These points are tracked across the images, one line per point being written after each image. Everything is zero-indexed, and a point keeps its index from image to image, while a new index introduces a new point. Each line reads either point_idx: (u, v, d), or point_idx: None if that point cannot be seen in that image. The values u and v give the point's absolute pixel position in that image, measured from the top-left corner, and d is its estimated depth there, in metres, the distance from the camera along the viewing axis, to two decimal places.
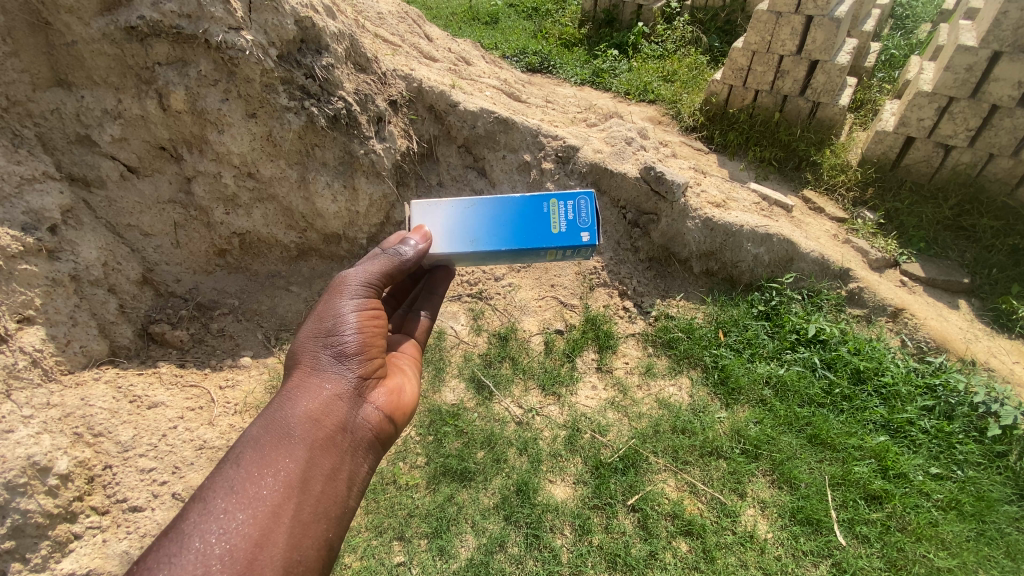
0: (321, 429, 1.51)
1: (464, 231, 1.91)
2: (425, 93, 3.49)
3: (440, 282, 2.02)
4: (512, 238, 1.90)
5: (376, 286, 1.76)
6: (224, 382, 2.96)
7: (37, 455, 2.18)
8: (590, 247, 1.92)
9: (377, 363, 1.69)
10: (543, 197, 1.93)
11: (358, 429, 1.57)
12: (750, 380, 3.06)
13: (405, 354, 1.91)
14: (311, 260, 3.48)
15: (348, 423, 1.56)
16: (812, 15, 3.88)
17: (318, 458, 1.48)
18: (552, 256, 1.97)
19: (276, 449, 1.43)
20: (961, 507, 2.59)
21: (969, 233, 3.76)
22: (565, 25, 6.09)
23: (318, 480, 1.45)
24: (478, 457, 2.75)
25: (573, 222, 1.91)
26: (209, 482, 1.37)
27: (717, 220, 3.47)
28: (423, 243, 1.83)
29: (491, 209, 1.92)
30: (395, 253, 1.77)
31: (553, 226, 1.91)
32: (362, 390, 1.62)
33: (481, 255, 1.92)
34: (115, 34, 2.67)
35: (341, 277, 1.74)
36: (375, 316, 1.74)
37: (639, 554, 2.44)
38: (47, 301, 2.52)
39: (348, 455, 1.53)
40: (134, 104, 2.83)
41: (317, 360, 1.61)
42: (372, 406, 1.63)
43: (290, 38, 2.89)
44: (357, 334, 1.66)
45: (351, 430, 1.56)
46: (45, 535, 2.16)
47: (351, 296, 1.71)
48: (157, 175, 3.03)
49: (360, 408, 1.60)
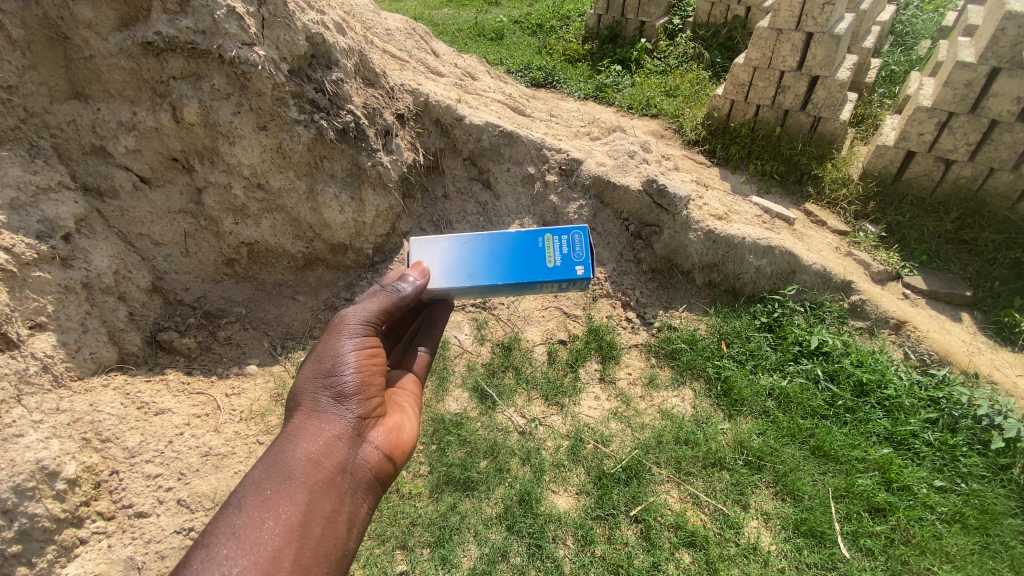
0: (321, 471, 1.53)
1: (461, 267, 1.94)
2: (431, 107, 3.57)
3: (439, 318, 2.08)
4: (508, 272, 1.93)
5: (374, 324, 1.80)
6: (230, 390, 2.99)
7: (46, 460, 2.21)
8: (585, 280, 1.97)
9: (376, 403, 1.72)
10: (538, 231, 1.98)
11: (358, 470, 1.59)
12: (753, 392, 3.07)
13: (405, 389, 1.93)
14: (318, 270, 3.52)
15: (348, 464, 1.58)
16: (812, 32, 3.95)
17: (319, 500, 1.49)
18: (548, 288, 2.01)
19: (276, 493, 1.45)
20: (964, 520, 2.57)
21: (971, 247, 3.79)
22: (569, 41, 6.20)
23: (318, 523, 1.46)
24: (481, 466, 2.76)
25: (568, 255, 1.96)
26: (211, 528, 1.37)
27: (719, 232, 3.50)
28: (422, 279, 1.89)
29: (487, 244, 1.96)
30: (394, 289, 1.82)
31: (549, 259, 1.95)
32: (361, 430, 1.65)
33: (478, 289, 1.95)
34: (132, 49, 2.75)
35: (341, 316, 1.78)
36: (373, 355, 1.78)
37: (643, 565, 2.43)
38: (59, 308, 2.56)
39: (347, 496, 1.55)
40: (148, 117, 2.90)
41: (317, 402, 1.64)
42: (371, 445, 1.65)
43: (302, 53, 2.98)
44: (356, 374, 1.70)
45: (350, 470, 1.58)
46: (51, 539, 2.19)
47: (351, 336, 1.75)
48: (169, 186, 3.09)
49: (359, 449, 1.62)
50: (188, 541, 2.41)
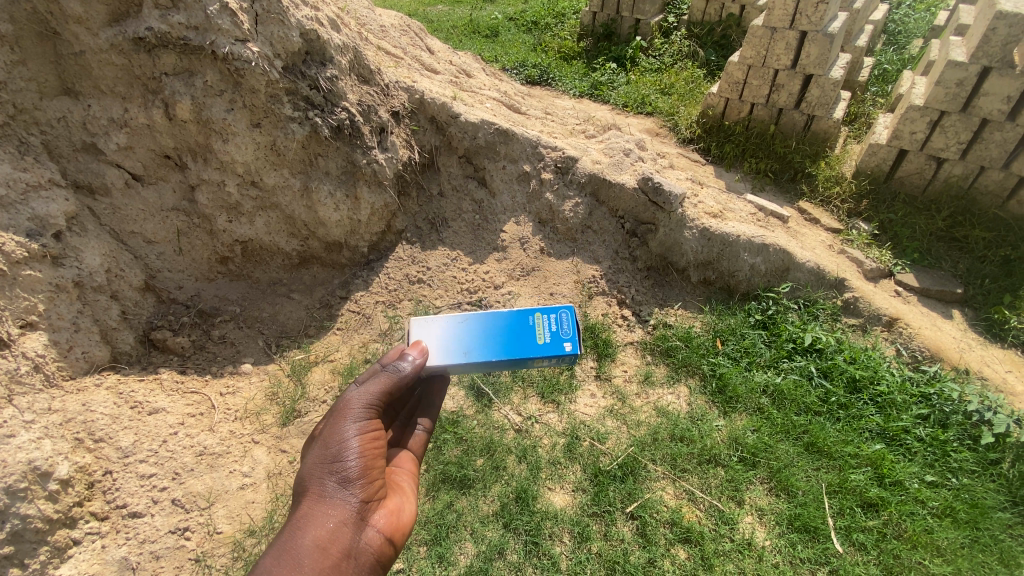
0: (329, 559, 1.44)
1: (456, 343, 1.92)
2: (426, 104, 3.55)
3: (437, 394, 2.00)
4: (501, 350, 1.93)
5: (377, 407, 1.76)
6: (225, 388, 2.97)
7: (38, 460, 2.19)
8: (573, 357, 1.96)
9: (377, 487, 1.66)
10: (529, 310, 2.00)
11: (364, 558, 1.51)
12: (747, 389, 3.09)
13: (402, 469, 1.87)
14: (313, 268, 3.50)
15: (354, 550, 1.50)
16: (805, 31, 3.97)
17: None
18: (538, 367, 2.00)
19: None
20: (956, 514, 2.60)
21: (962, 244, 3.83)
22: (564, 38, 6.19)
23: None
24: (477, 465, 2.77)
25: (557, 333, 1.97)
26: None
27: (714, 230, 3.52)
28: (421, 357, 1.85)
29: (482, 323, 1.96)
30: (395, 369, 1.79)
31: (539, 337, 1.95)
32: (366, 515, 1.59)
33: (472, 366, 1.93)
34: (123, 44, 2.72)
35: (343, 400, 1.74)
36: (376, 437, 1.74)
37: (638, 561, 2.45)
38: (50, 307, 2.53)
39: None
40: (140, 113, 2.87)
41: (323, 488, 1.57)
42: (375, 530, 1.58)
43: (295, 50, 2.96)
44: (360, 457, 1.65)
45: (356, 559, 1.50)
46: (44, 540, 2.18)
47: (354, 420, 1.70)
48: (161, 183, 3.07)
49: (365, 534, 1.55)
50: (183, 541, 2.41)
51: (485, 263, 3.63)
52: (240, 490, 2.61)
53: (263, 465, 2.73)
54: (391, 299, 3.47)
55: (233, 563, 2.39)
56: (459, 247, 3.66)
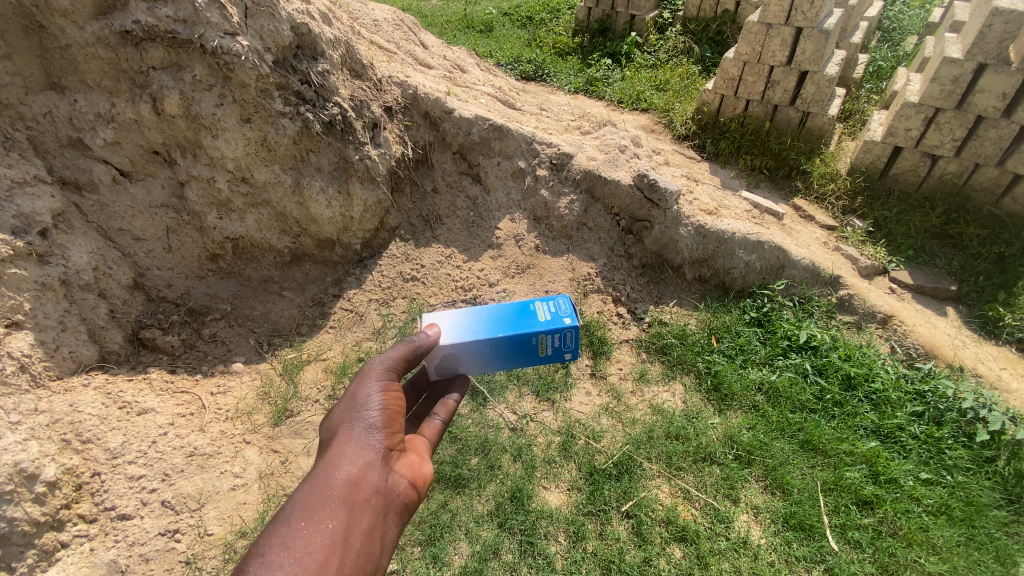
0: (358, 492, 1.50)
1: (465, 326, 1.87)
2: (420, 99, 3.51)
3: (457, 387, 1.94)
4: (507, 328, 1.88)
5: (399, 368, 1.73)
6: (216, 388, 2.92)
7: (24, 462, 2.15)
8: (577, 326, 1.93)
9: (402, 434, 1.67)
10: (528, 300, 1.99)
11: (390, 492, 1.55)
12: (742, 386, 3.08)
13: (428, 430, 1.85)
14: (305, 266, 3.46)
15: (381, 488, 1.54)
16: (801, 27, 3.95)
17: (355, 518, 1.46)
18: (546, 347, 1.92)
19: (312, 520, 1.41)
20: (951, 512, 2.61)
21: (956, 241, 3.83)
22: (558, 34, 6.15)
23: (355, 543, 1.44)
24: (472, 464, 2.74)
25: (556, 305, 1.96)
26: (259, 544, 1.34)
27: (709, 227, 3.51)
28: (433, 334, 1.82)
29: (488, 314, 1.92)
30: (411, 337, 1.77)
31: (540, 310, 1.93)
32: (390, 459, 1.60)
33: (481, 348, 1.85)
34: (109, 38, 2.66)
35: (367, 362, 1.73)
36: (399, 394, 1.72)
37: (634, 560, 2.43)
38: (36, 306, 2.49)
39: (380, 517, 1.51)
40: (127, 108, 2.82)
41: (350, 431, 1.58)
42: (400, 472, 1.61)
43: (286, 44, 2.91)
44: (384, 409, 1.65)
45: (384, 492, 1.54)
46: (31, 544, 2.15)
47: (377, 377, 1.69)
48: (150, 179, 3.01)
49: (390, 474, 1.58)
50: (173, 543, 2.38)
51: (480, 260, 3.60)
52: (231, 491, 2.57)
53: (254, 466, 2.68)
54: (384, 296, 3.44)
55: (224, 565, 2.35)
56: (453, 244, 3.63)
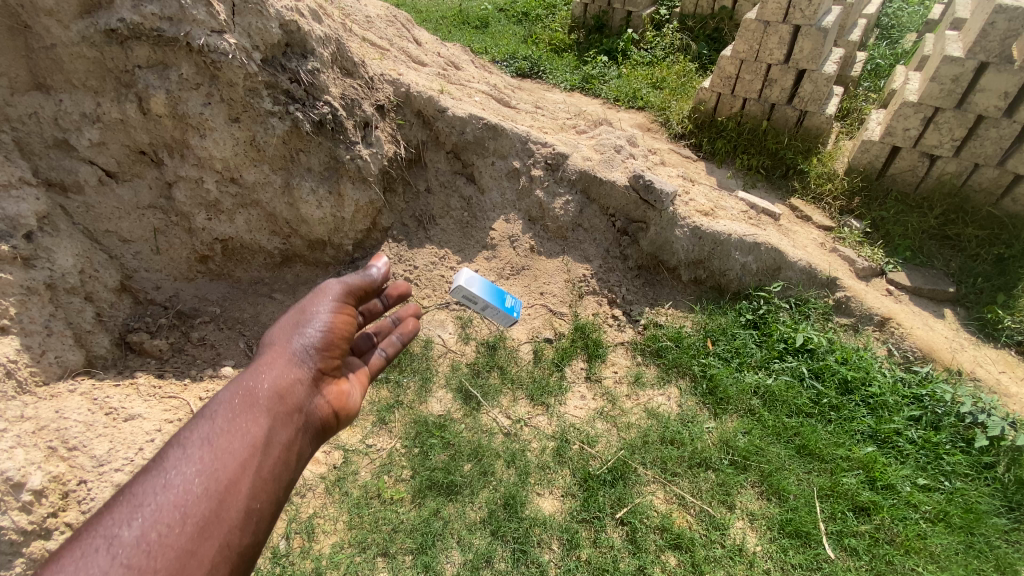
0: (284, 405, 1.63)
1: None
2: (413, 98, 3.46)
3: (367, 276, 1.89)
4: None
5: (349, 300, 1.92)
6: (205, 393, 2.86)
7: (10, 470, 2.10)
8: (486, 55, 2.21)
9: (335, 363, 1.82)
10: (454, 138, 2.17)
11: (312, 413, 1.69)
12: (738, 390, 3.05)
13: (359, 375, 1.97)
14: (296, 267, 3.41)
15: (305, 408, 1.68)
16: (799, 25, 3.90)
17: (279, 429, 1.59)
18: None
19: (246, 417, 1.56)
20: (949, 519, 2.59)
21: (954, 242, 3.81)
22: (554, 30, 6.09)
23: (277, 451, 1.56)
24: (465, 470, 2.70)
25: None
26: (184, 436, 1.49)
27: (705, 229, 3.47)
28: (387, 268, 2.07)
29: None
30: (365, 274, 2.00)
31: None
32: (318, 381, 1.75)
33: None
34: (94, 36, 2.60)
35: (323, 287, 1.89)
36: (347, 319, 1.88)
37: (628, 568, 2.40)
38: (22, 310, 2.44)
39: (298, 433, 1.64)
40: (113, 108, 2.76)
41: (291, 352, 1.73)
42: (323, 397, 1.75)
43: (275, 42, 2.86)
44: (325, 331, 1.80)
45: (305, 412, 1.68)
46: (18, 552, 2.09)
47: (331, 299, 1.86)
48: (137, 180, 2.96)
49: (315, 398, 1.72)
50: None
51: (474, 261, 3.55)
52: None
53: None
54: None
55: None
56: (446, 245, 3.58)
